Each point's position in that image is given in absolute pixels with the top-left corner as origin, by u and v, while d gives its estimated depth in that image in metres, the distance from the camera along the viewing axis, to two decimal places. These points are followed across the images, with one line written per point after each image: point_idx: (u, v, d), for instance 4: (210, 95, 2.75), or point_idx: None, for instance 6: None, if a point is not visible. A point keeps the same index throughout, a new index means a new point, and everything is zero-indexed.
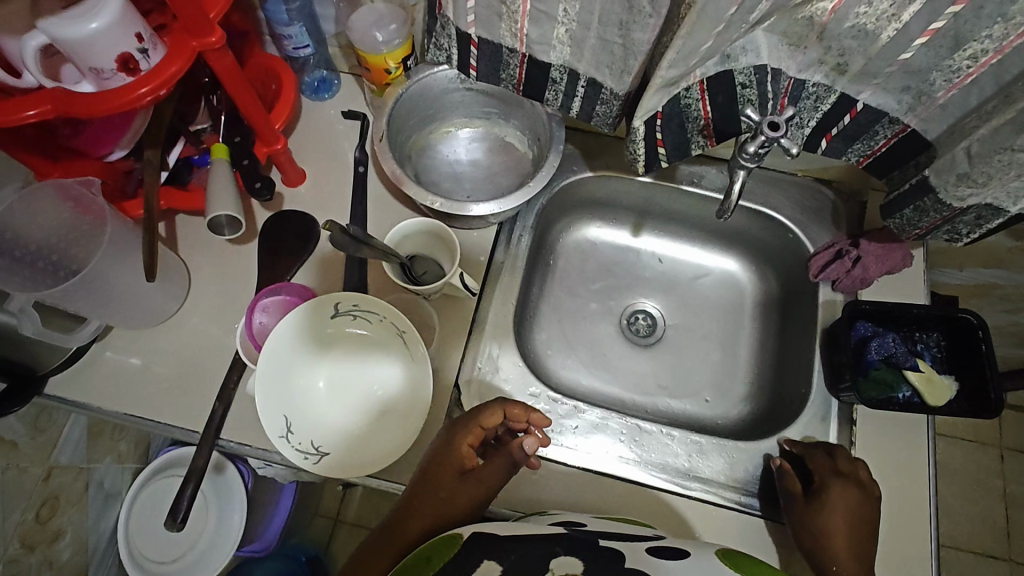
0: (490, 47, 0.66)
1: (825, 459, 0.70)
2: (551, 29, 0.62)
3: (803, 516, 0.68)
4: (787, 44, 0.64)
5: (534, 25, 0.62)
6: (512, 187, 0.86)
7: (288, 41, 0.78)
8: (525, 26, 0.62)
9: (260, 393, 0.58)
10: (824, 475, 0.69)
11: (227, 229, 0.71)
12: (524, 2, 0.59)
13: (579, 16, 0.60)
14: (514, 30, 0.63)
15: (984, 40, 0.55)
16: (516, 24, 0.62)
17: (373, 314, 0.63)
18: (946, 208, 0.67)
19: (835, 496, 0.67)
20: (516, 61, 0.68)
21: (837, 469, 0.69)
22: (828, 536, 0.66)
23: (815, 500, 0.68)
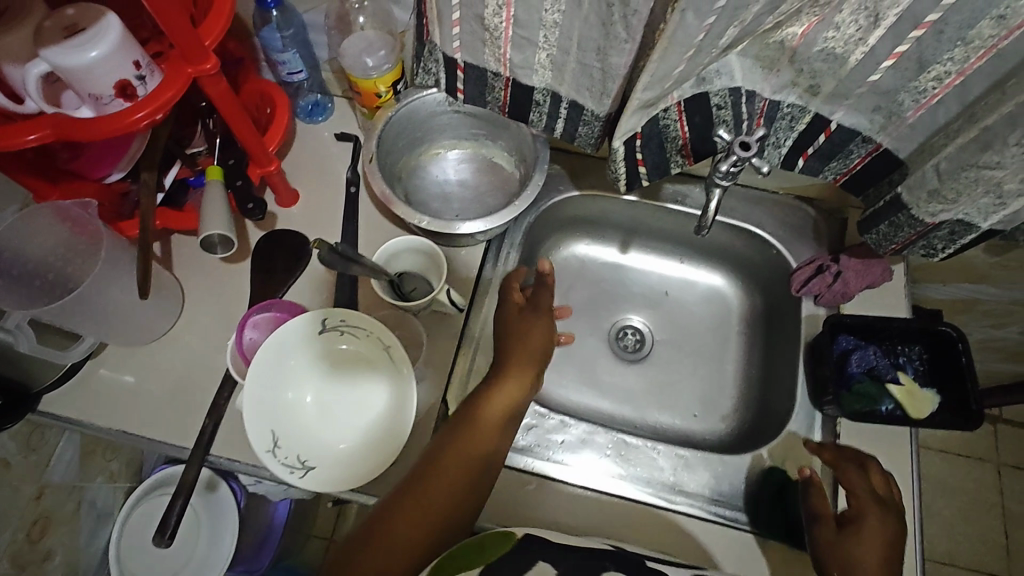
0: (475, 71, 0.69)
1: (858, 478, 0.68)
2: (533, 54, 0.65)
3: (834, 544, 0.64)
4: (761, 67, 0.67)
5: (517, 50, 0.64)
6: (501, 207, 0.88)
7: (282, 67, 0.80)
8: (508, 51, 0.65)
9: (247, 408, 0.58)
10: (863, 500, 0.66)
11: (220, 248, 0.71)
12: (506, 28, 0.61)
13: (559, 42, 0.62)
14: (498, 55, 0.66)
15: (947, 62, 0.57)
16: (499, 50, 0.65)
17: (359, 330, 0.63)
18: (919, 223, 0.68)
19: (870, 521, 0.64)
20: (501, 84, 0.70)
21: (873, 490, 0.67)
22: (860, 566, 0.61)
23: (849, 527, 0.65)
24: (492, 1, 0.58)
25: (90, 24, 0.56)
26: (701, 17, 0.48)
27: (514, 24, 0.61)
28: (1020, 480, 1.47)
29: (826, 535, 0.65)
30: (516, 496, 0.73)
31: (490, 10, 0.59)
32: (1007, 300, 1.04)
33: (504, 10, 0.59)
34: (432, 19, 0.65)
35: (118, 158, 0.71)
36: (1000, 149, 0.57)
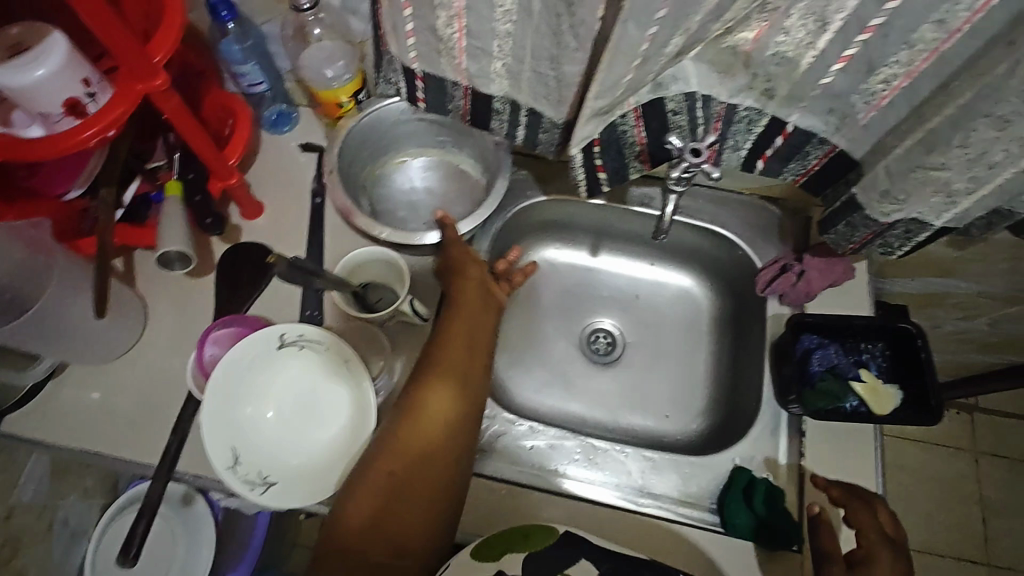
0: (434, 81, 0.69)
1: (868, 517, 0.66)
2: (488, 63, 0.65)
3: None
4: (716, 71, 0.66)
5: (472, 60, 0.64)
6: (467, 214, 0.88)
7: (243, 79, 0.80)
8: (463, 61, 0.65)
9: (206, 426, 0.58)
10: (872, 540, 0.64)
11: (178, 264, 0.71)
12: (460, 37, 0.62)
13: (513, 51, 0.62)
14: (454, 65, 0.66)
15: (893, 65, 0.58)
16: (455, 59, 0.65)
17: (319, 342, 0.63)
18: (874, 223, 0.69)
19: (883, 563, 0.62)
20: (460, 93, 0.70)
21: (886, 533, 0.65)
22: None
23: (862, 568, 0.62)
24: (443, 11, 0.58)
25: (35, 43, 0.56)
26: (642, 26, 0.49)
27: (467, 34, 0.61)
28: (996, 467, 1.49)
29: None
30: (504, 507, 0.73)
31: (442, 20, 0.59)
32: (972, 292, 1.05)
33: (455, 21, 0.59)
34: (388, 32, 0.65)
35: (76, 174, 0.69)
36: (945, 150, 0.58)
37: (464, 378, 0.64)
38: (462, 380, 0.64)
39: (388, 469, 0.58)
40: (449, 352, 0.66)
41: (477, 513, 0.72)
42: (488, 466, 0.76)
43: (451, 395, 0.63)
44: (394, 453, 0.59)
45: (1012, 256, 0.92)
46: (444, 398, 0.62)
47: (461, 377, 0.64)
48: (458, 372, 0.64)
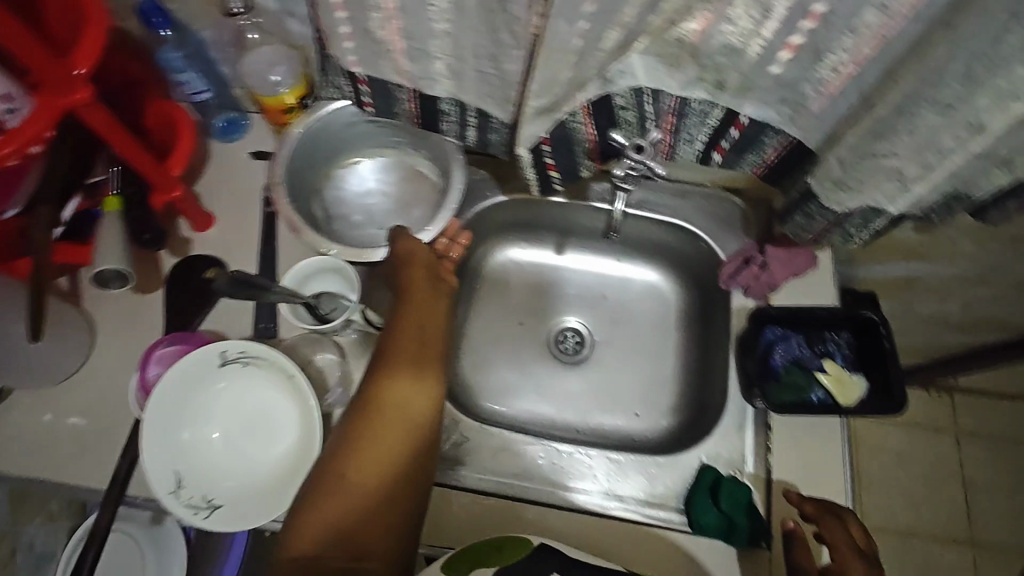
0: (377, 85, 0.66)
1: (840, 531, 0.65)
2: (430, 65, 0.62)
3: None
4: (664, 65, 0.63)
5: (412, 62, 0.61)
6: (423, 218, 0.86)
7: (183, 88, 0.78)
8: (404, 63, 0.62)
9: (145, 450, 0.57)
10: (845, 555, 0.63)
11: (114, 284, 0.76)
12: (396, 39, 0.59)
13: (453, 51, 0.60)
14: (395, 67, 0.63)
15: (840, 52, 0.56)
16: (395, 61, 0.62)
17: (261, 359, 0.62)
18: (829, 212, 0.68)
19: None
20: (405, 96, 0.68)
21: (858, 547, 0.64)
22: None
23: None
24: (376, 13, 0.55)
25: None
26: (571, 22, 0.49)
27: (403, 35, 0.58)
28: (977, 447, 1.46)
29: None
30: (477, 518, 0.72)
31: (375, 23, 0.57)
32: (944, 276, 1.03)
33: (389, 23, 0.56)
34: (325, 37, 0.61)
35: (12, 193, 0.66)
36: (893, 137, 0.57)
37: (420, 378, 0.64)
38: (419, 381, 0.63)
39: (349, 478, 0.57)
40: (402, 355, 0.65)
41: (448, 527, 0.71)
42: (460, 476, 0.75)
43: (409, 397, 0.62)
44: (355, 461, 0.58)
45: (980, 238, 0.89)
46: (400, 408, 0.61)
47: (416, 378, 0.63)
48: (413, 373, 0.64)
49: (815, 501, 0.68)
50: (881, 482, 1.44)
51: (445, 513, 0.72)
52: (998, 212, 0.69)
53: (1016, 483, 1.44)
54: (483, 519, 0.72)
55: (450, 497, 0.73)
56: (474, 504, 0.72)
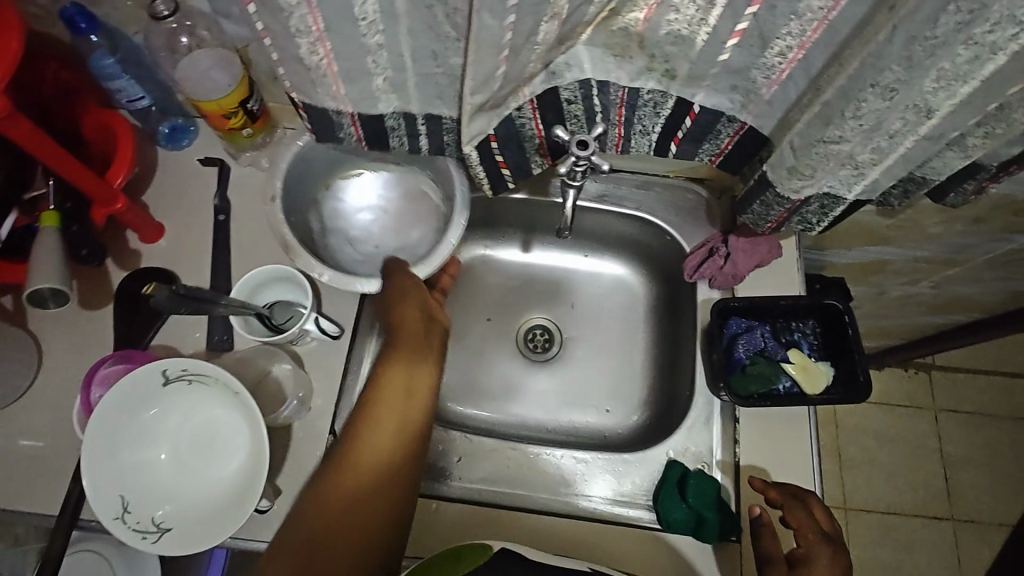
0: (316, 111, 0.64)
1: (804, 514, 0.66)
2: (369, 84, 0.59)
3: None
4: (612, 56, 0.62)
5: (350, 84, 0.59)
6: (420, 242, 0.83)
7: (120, 95, 0.75)
8: (341, 88, 0.59)
9: (87, 474, 0.56)
10: (810, 538, 0.64)
11: (52, 302, 0.71)
12: (329, 64, 0.56)
13: (391, 62, 0.57)
14: (332, 93, 0.60)
15: (785, 36, 0.54)
16: (332, 89, 0.60)
17: (206, 377, 0.60)
18: (786, 201, 0.67)
19: (821, 566, 0.62)
20: (348, 121, 0.65)
21: (820, 528, 0.65)
22: None
23: (799, 569, 0.62)
24: (303, 39, 0.53)
25: None
26: (497, 17, 0.47)
27: (336, 57, 0.55)
28: (955, 423, 1.47)
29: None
30: (456, 526, 0.71)
31: (305, 49, 0.54)
32: (912, 258, 1.02)
33: (319, 46, 0.54)
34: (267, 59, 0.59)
35: None
36: (840, 123, 0.55)
37: (411, 390, 0.65)
38: (410, 397, 0.64)
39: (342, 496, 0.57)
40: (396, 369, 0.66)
41: (426, 537, 0.70)
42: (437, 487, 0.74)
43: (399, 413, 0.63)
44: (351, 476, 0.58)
45: (944, 219, 0.88)
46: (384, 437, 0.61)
47: (408, 394, 0.64)
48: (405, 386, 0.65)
49: (776, 487, 0.68)
50: (862, 463, 1.44)
51: (424, 523, 0.70)
52: (955, 193, 0.69)
53: (994, 458, 1.45)
54: (464, 525, 0.71)
55: (429, 506, 0.71)
56: (453, 511, 0.71)
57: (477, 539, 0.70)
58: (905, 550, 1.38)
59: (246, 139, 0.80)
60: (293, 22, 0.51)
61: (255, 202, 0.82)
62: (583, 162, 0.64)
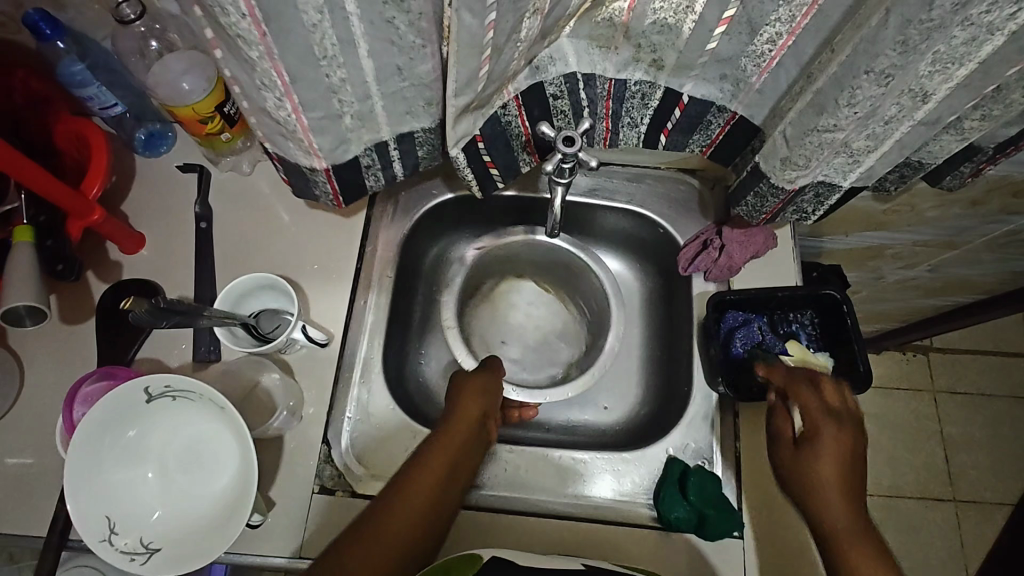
0: (290, 164, 0.61)
1: (814, 396, 0.62)
2: (340, 129, 0.57)
3: (794, 463, 0.60)
4: (597, 47, 0.60)
5: (321, 136, 0.57)
6: (546, 367, 0.90)
7: (91, 102, 0.72)
8: (313, 140, 0.57)
9: (69, 498, 0.54)
10: (816, 415, 0.61)
11: (28, 320, 0.68)
12: (298, 119, 0.54)
13: (356, 96, 0.55)
14: (304, 148, 0.58)
15: (775, 23, 0.53)
16: (303, 142, 0.57)
17: (188, 392, 0.59)
18: (780, 191, 0.65)
19: (831, 456, 0.58)
20: (322, 177, 0.63)
21: (830, 406, 0.61)
22: (821, 486, 0.57)
23: (806, 447, 0.59)
24: (269, 93, 0.51)
25: None
26: (477, 15, 0.45)
27: (304, 111, 0.53)
28: (955, 404, 1.46)
29: (787, 456, 0.61)
30: (461, 532, 0.70)
31: (271, 103, 0.52)
32: (910, 242, 1.01)
33: (286, 100, 0.52)
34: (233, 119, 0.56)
35: None
36: (834, 112, 0.53)
37: (456, 464, 0.63)
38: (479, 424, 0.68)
39: (412, 500, 0.59)
40: (468, 398, 0.69)
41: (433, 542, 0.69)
42: None
43: (470, 433, 0.66)
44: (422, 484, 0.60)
45: (942, 203, 0.87)
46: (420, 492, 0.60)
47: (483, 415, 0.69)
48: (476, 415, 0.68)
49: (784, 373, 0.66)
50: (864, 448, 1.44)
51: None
52: (952, 176, 0.67)
53: (995, 438, 1.44)
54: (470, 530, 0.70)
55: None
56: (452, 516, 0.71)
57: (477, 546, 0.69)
58: (905, 531, 1.38)
59: (225, 144, 0.78)
60: (259, 75, 0.49)
61: (238, 208, 0.80)
62: (570, 159, 0.62)
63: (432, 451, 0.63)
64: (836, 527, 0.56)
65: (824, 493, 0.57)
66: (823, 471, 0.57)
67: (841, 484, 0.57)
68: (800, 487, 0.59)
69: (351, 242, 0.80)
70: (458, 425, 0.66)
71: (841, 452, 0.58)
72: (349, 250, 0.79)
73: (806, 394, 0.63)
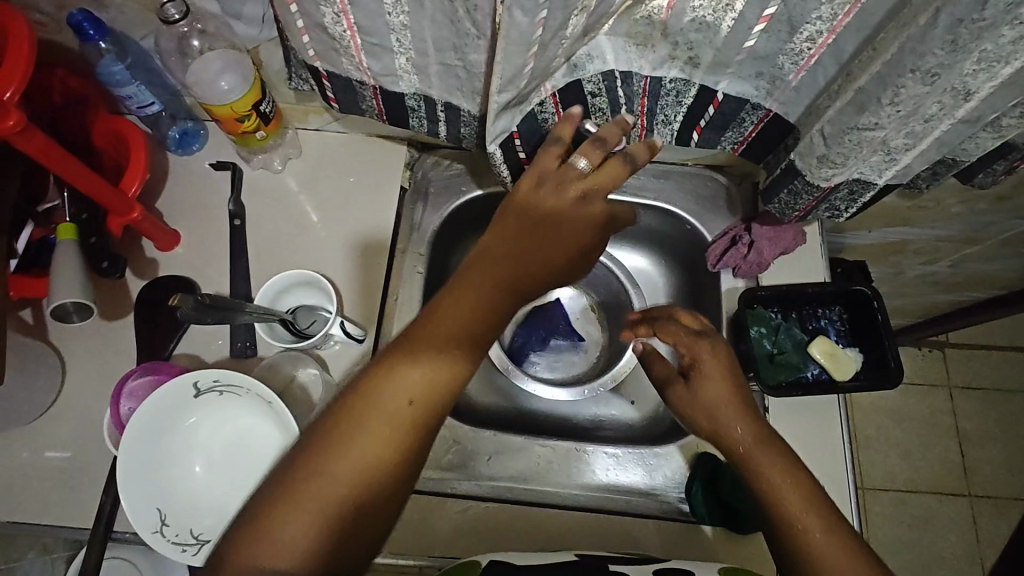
0: (340, 81, 0.61)
1: (674, 326, 0.68)
2: (392, 61, 0.57)
3: (689, 398, 0.63)
4: (634, 45, 0.61)
5: (373, 58, 0.57)
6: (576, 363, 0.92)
7: (130, 101, 0.73)
8: (364, 60, 0.57)
9: (124, 489, 0.55)
10: (689, 343, 0.66)
11: (75, 315, 0.70)
12: (353, 35, 0.54)
13: (414, 45, 0.55)
14: (355, 63, 0.58)
15: (816, 21, 0.53)
16: (355, 58, 0.57)
17: (236, 387, 0.60)
18: (816, 189, 0.65)
19: (710, 370, 0.63)
20: (370, 93, 0.62)
21: (690, 331, 0.67)
22: (720, 412, 0.61)
23: (694, 379, 0.63)
24: (327, 7, 0.51)
25: None
26: (528, 13, 0.46)
27: (360, 31, 0.53)
28: (970, 399, 1.47)
29: (679, 394, 0.64)
30: (486, 524, 0.71)
31: (328, 18, 0.52)
32: (931, 238, 1.01)
33: (343, 18, 0.52)
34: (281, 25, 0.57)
35: None
36: (876, 109, 0.54)
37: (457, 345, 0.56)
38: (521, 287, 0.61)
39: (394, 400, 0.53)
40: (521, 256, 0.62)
41: (463, 536, 0.71)
42: (462, 485, 0.74)
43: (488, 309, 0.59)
44: (332, 478, 0.50)
45: (968, 200, 0.87)
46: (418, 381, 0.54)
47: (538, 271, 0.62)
48: (426, 365, 0.55)
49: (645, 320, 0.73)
50: (880, 443, 1.44)
51: (437, 518, 0.71)
52: (985, 174, 0.67)
53: (1010, 434, 1.44)
54: (497, 523, 0.72)
55: (447, 504, 0.72)
56: (480, 511, 0.72)
57: (501, 540, 0.71)
58: (922, 527, 1.39)
59: (259, 142, 0.78)
60: None
61: (272, 204, 0.81)
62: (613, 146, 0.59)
63: (351, 433, 0.52)
64: (741, 444, 0.60)
65: (728, 427, 0.60)
66: (710, 395, 0.62)
67: (735, 405, 0.61)
68: (702, 417, 0.62)
69: (382, 238, 0.80)
70: (383, 381, 0.53)
71: (723, 369, 0.63)
72: (381, 246, 0.80)
73: (687, 343, 0.66)
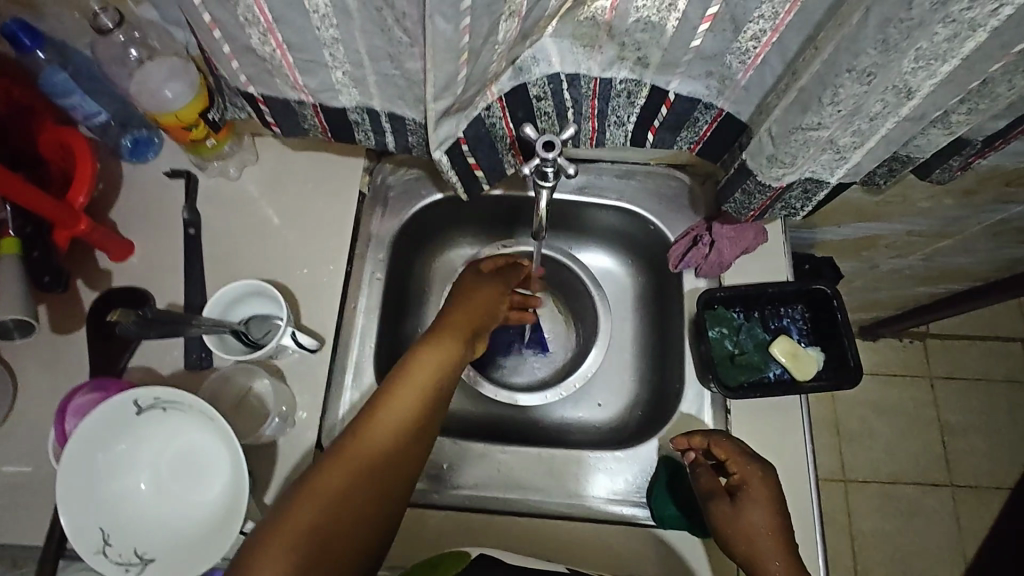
0: (277, 103, 0.60)
1: (731, 444, 0.66)
2: (328, 76, 0.56)
3: (731, 517, 0.62)
4: (581, 46, 0.59)
5: (307, 76, 0.56)
6: (542, 365, 0.92)
7: (75, 111, 0.73)
8: (299, 79, 0.56)
9: (65, 509, 0.55)
10: (742, 465, 0.65)
11: (16, 333, 0.71)
12: (283, 54, 0.53)
13: (348, 57, 0.53)
14: (290, 84, 0.57)
15: (758, 20, 0.52)
16: (289, 78, 0.56)
17: (178, 404, 0.60)
18: (768, 188, 0.65)
19: (758, 493, 0.63)
20: (311, 112, 0.62)
21: (746, 451, 0.66)
22: (759, 541, 0.60)
23: (740, 499, 0.63)
24: (253, 29, 0.50)
25: None
26: (451, 20, 0.45)
27: (289, 49, 0.52)
28: (952, 391, 1.46)
29: (722, 510, 0.62)
30: (456, 531, 0.71)
31: (255, 39, 0.51)
32: (903, 232, 1.00)
33: (270, 37, 0.51)
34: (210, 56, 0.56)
35: None
36: (817, 110, 0.53)
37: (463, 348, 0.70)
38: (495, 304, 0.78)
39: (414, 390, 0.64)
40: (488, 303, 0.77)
41: (429, 539, 0.71)
42: (428, 493, 0.74)
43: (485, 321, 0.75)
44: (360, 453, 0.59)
45: (933, 195, 0.86)
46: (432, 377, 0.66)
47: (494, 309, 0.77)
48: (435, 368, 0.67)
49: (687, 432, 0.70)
50: (863, 437, 1.44)
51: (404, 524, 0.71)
52: (941, 170, 0.66)
53: (992, 423, 1.44)
54: (464, 531, 0.71)
55: (419, 513, 0.71)
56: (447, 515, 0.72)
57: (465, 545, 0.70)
58: (905, 519, 1.39)
59: (211, 150, 0.77)
60: (240, 11, 0.48)
61: (227, 213, 0.80)
62: (548, 164, 0.59)
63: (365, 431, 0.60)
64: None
65: (766, 557, 0.59)
66: (755, 520, 0.61)
67: (775, 535, 0.60)
68: (742, 541, 0.61)
69: (340, 245, 0.79)
70: (393, 399, 0.63)
71: (771, 498, 0.63)
72: (339, 254, 0.79)
73: (738, 465, 0.65)
